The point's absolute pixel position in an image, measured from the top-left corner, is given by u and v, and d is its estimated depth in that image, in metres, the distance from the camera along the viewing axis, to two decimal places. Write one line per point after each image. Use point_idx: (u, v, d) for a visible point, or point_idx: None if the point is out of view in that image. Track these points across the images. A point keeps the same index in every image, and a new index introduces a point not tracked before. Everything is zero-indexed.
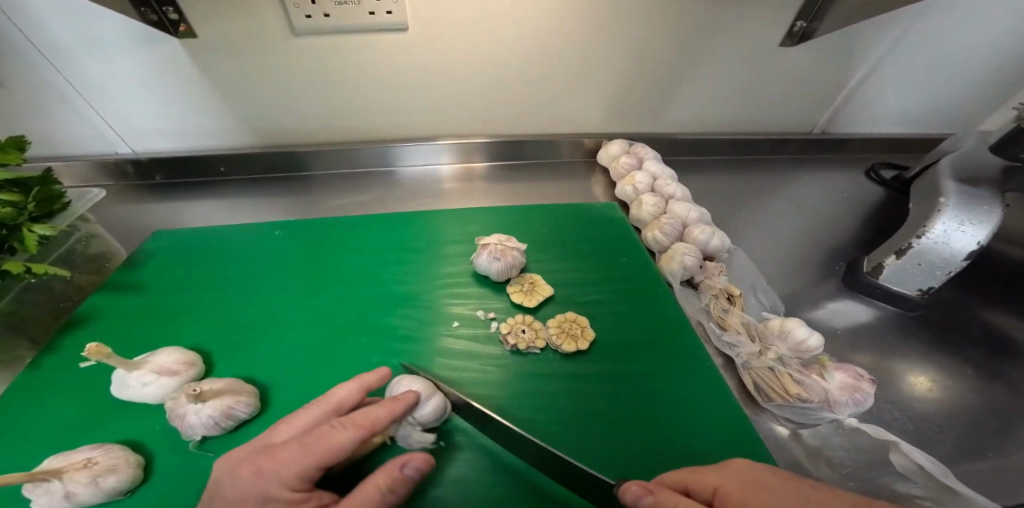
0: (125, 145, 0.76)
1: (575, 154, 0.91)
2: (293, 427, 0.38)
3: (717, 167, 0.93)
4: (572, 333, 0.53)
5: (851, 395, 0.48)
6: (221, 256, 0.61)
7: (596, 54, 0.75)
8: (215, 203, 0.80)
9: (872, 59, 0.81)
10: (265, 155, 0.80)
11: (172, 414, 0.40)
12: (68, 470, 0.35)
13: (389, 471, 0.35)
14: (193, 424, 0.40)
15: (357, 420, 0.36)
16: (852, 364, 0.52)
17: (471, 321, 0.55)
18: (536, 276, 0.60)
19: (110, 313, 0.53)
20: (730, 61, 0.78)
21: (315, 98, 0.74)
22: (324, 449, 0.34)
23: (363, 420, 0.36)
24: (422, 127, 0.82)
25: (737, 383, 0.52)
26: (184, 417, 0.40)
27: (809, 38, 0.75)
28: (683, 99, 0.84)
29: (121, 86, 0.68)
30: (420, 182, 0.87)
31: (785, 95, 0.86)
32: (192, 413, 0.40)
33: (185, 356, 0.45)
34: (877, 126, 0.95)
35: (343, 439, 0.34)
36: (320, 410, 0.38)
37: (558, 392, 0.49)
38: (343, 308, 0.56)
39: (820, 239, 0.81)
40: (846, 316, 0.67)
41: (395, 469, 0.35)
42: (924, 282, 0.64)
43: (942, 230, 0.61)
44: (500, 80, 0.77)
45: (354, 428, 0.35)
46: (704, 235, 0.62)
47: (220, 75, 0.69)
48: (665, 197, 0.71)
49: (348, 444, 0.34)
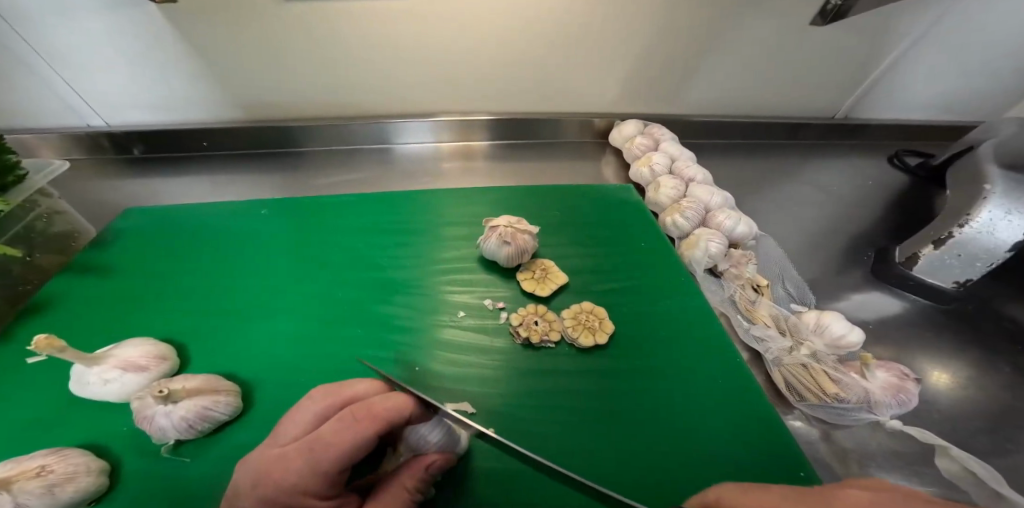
0: (97, 117, 0.69)
1: (585, 134, 0.85)
2: (297, 426, 0.32)
3: (734, 151, 0.89)
4: (589, 325, 0.49)
5: (895, 395, 0.45)
6: (202, 237, 0.56)
7: (614, 27, 0.69)
8: (198, 179, 0.74)
9: (909, 40, 0.76)
10: (251, 130, 0.74)
11: (138, 416, 0.36)
12: (18, 480, 0.31)
13: (412, 472, 0.33)
14: (164, 427, 0.36)
15: (372, 411, 0.31)
16: (894, 362, 0.49)
17: (478, 311, 0.50)
18: (548, 262, 0.55)
19: (74, 300, 0.48)
20: (757, 37, 0.73)
21: (304, 70, 0.68)
22: (336, 453, 0.29)
23: (378, 411, 0.31)
24: (421, 102, 0.76)
25: (766, 379, 0.49)
26: (152, 420, 0.36)
27: (844, 17, 0.70)
28: (704, 78, 0.79)
29: (90, 52, 0.61)
30: (418, 161, 0.81)
31: (811, 77, 0.81)
32: (161, 415, 0.36)
33: (155, 349, 0.40)
34: (903, 112, 0.90)
35: (355, 435, 0.29)
36: (326, 405, 0.33)
37: (576, 389, 0.45)
38: (337, 295, 0.51)
39: (843, 227, 0.77)
40: (874, 308, 0.63)
41: (420, 470, 0.33)
42: (962, 274, 0.62)
43: (987, 219, 0.57)
44: (508, 53, 0.71)
45: (371, 419, 0.30)
46: (729, 221, 0.58)
47: (201, 43, 0.62)
48: (684, 180, 0.66)
49: (365, 438, 0.29)
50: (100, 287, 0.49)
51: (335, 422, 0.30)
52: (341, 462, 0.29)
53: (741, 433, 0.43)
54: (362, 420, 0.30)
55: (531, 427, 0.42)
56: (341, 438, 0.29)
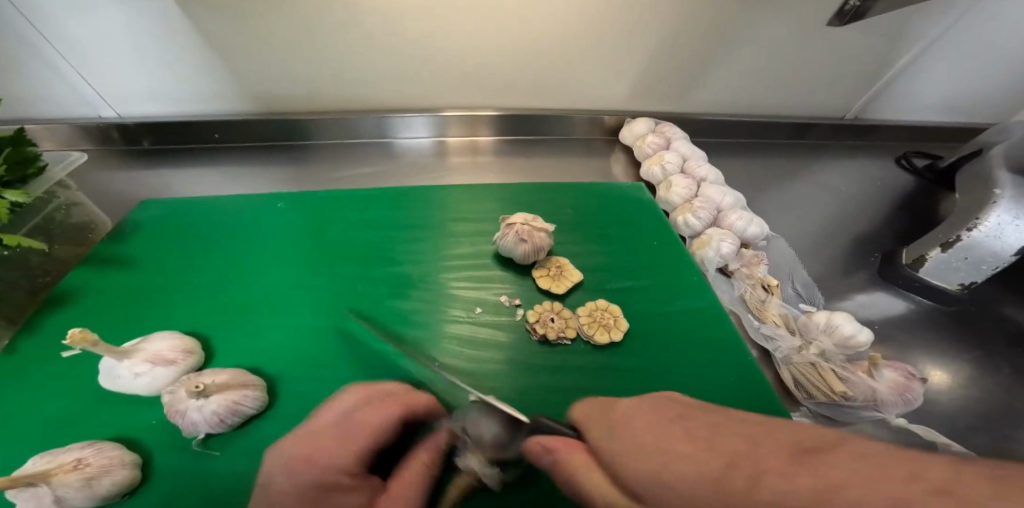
0: (108, 108, 0.69)
1: (593, 131, 0.86)
2: (332, 413, 0.37)
3: (742, 150, 0.89)
4: (604, 322, 0.50)
5: (901, 395, 0.46)
6: (218, 229, 0.56)
7: (629, 26, 0.69)
8: (205, 171, 0.74)
9: (922, 43, 0.76)
10: (261, 123, 0.73)
11: (170, 409, 0.37)
12: (57, 473, 0.32)
13: (435, 447, 0.35)
14: (196, 422, 0.36)
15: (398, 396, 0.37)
16: (901, 363, 0.50)
17: (494, 307, 0.51)
18: (562, 259, 0.56)
19: (95, 292, 0.48)
20: (771, 38, 0.73)
21: (317, 65, 0.68)
22: (368, 429, 0.34)
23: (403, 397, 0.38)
24: (430, 97, 0.76)
25: (775, 377, 0.50)
26: (184, 414, 0.36)
27: (860, 18, 0.70)
28: (716, 77, 0.79)
29: (103, 43, 0.60)
30: (425, 156, 0.81)
31: (822, 77, 0.81)
32: (193, 409, 0.36)
33: (182, 343, 0.41)
34: (910, 114, 0.91)
35: (385, 413, 0.36)
36: (358, 396, 0.39)
37: (594, 386, 0.46)
38: (354, 289, 0.51)
39: (848, 227, 0.77)
40: (878, 308, 0.64)
41: (442, 449, 0.35)
42: (968, 276, 0.63)
43: (995, 223, 0.58)
44: (516, 50, 0.70)
45: (395, 402, 0.37)
46: (741, 222, 0.59)
47: (216, 35, 0.62)
48: (696, 180, 0.67)
49: (392, 417, 0.35)
50: (121, 278, 0.49)
51: (369, 405, 0.37)
52: (374, 438, 0.34)
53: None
54: (391, 403, 0.37)
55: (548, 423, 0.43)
56: (375, 415, 0.35)
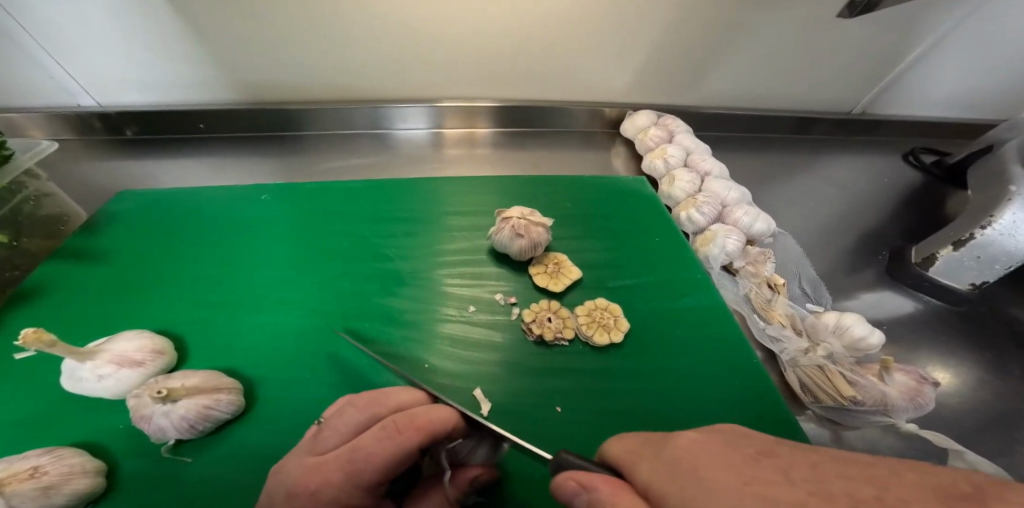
0: (88, 95, 0.66)
1: (594, 123, 0.83)
2: (336, 433, 0.31)
3: (746, 145, 0.87)
4: (603, 322, 0.48)
5: (913, 400, 0.44)
6: (199, 222, 0.53)
7: (632, 13, 0.66)
8: (191, 162, 0.71)
9: (935, 37, 0.74)
10: (249, 112, 0.71)
11: (136, 415, 0.34)
12: (10, 483, 0.29)
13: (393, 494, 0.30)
14: (164, 427, 0.34)
15: (416, 422, 0.29)
16: (915, 366, 0.47)
17: (488, 305, 0.49)
18: (560, 255, 0.54)
19: (65, 288, 0.45)
20: (780, 28, 0.70)
21: (307, 53, 0.65)
22: (383, 464, 0.27)
23: (421, 422, 0.29)
24: (426, 87, 0.73)
25: (780, 379, 0.48)
26: (151, 420, 0.34)
27: (872, 10, 0.67)
28: (721, 69, 0.76)
29: (78, 26, 0.57)
30: (420, 148, 0.78)
31: (831, 70, 0.78)
32: (160, 415, 0.34)
33: (151, 344, 0.39)
34: (919, 109, 0.89)
35: (398, 446, 0.28)
36: (406, 442, 0.28)
37: (595, 390, 0.44)
38: (341, 286, 0.49)
39: (855, 224, 0.75)
40: (885, 308, 0.62)
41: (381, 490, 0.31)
42: (979, 276, 0.61)
43: (1011, 221, 0.56)
44: (516, 38, 0.68)
45: (415, 431, 0.29)
46: (747, 218, 0.56)
47: (199, 20, 0.59)
48: (700, 174, 0.64)
49: (410, 451, 0.28)
50: (95, 274, 0.47)
51: (379, 430, 0.29)
52: (387, 475, 0.28)
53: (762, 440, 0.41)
54: (408, 431, 0.29)
55: (543, 427, 0.41)
56: (386, 451, 0.28)
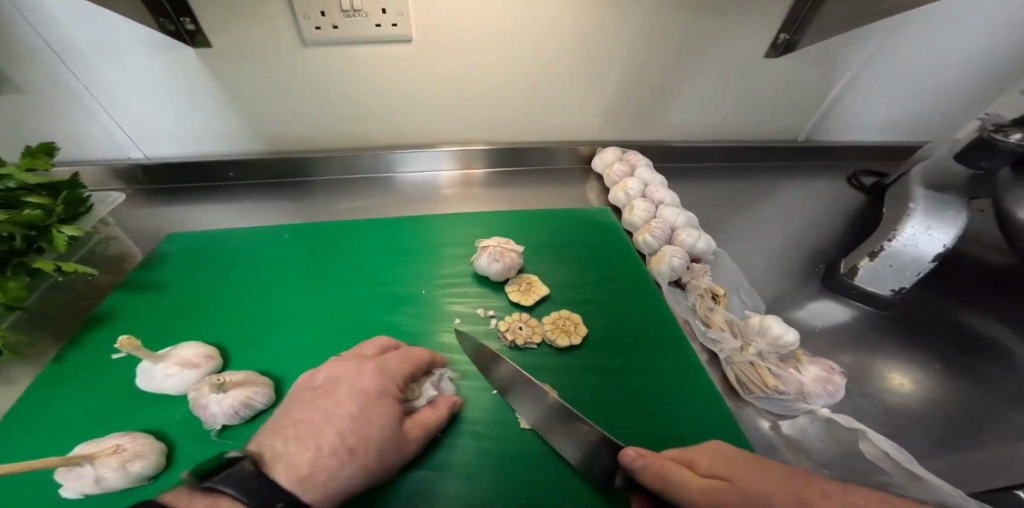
0: (138, 149, 0.79)
1: (572, 161, 0.95)
2: (370, 349, 0.48)
3: (707, 174, 0.98)
4: (565, 328, 0.57)
5: (823, 386, 0.51)
6: (232, 257, 0.64)
7: (591, 67, 0.79)
8: (222, 207, 0.83)
9: (851, 72, 0.86)
10: (273, 161, 0.83)
11: (195, 403, 0.44)
12: (99, 455, 0.39)
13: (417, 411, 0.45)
14: (215, 413, 0.43)
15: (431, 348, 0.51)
16: (825, 358, 0.55)
17: (472, 318, 0.58)
18: (532, 276, 0.63)
19: (127, 311, 0.56)
20: (719, 73, 0.83)
21: (322, 109, 0.78)
22: (417, 357, 0.47)
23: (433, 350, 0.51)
24: (427, 136, 0.86)
25: (721, 378, 0.55)
26: (206, 406, 0.43)
27: (791, 50, 0.80)
28: (676, 107, 0.88)
29: (137, 93, 0.71)
30: (422, 187, 0.90)
31: (771, 104, 0.90)
32: (214, 402, 0.43)
33: (205, 350, 0.48)
34: (857, 135, 1.00)
35: (427, 352, 0.49)
36: (430, 352, 0.49)
37: (563, 384, 0.52)
38: (350, 306, 0.59)
39: (803, 243, 0.85)
40: (825, 317, 0.70)
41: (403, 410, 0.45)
42: (897, 282, 0.69)
43: (911, 233, 0.66)
44: (496, 88, 0.80)
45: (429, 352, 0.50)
46: (691, 238, 0.65)
47: (231, 84, 0.72)
48: (655, 203, 0.75)
49: (430, 358, 0.49)
50: (151, 301, 0.57)
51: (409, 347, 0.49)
52: (417, 366, 0.46)
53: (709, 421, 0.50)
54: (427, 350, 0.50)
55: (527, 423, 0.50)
56: (420, 353, 0.48)
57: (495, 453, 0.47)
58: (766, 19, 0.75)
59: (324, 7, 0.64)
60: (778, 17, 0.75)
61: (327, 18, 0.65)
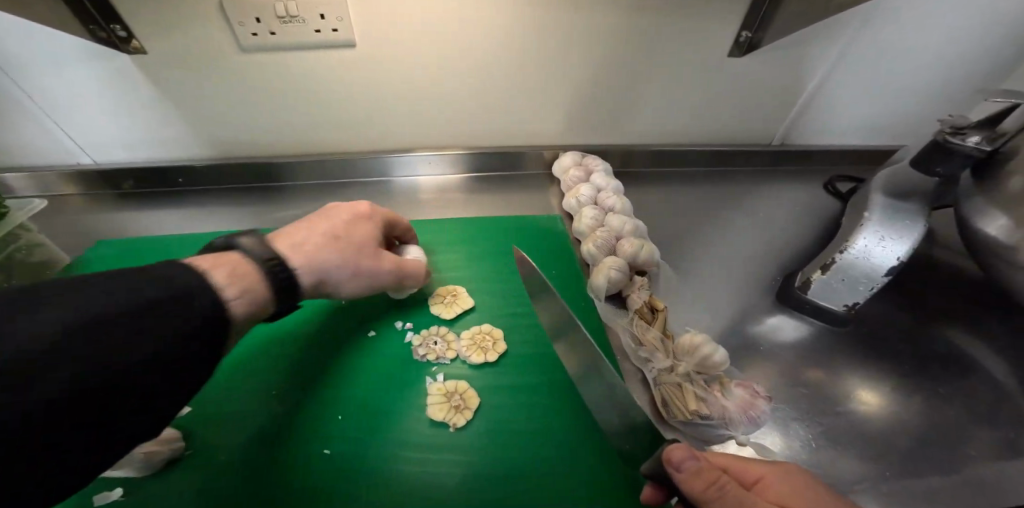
0: (89, 156, 0.79)
1: (539, 165, 0.92)
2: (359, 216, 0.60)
3: (681, 179, 0.95)
4: (483, 345, 0.59)
5: (746, 412, 0.47)
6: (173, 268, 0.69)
7: (548, 68, 0.77)
8: (177, 212, 0.82)
9: (822, 73, 0.82)
10: (230, 166, 0.82)
11: None
12: None
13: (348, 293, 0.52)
14: None
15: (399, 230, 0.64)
16: (752, 381, 0.51)
17: (396, 334, 0.61)
18: (458, 287, 0.65)
19: None
20: (680, 75, 0.80)
21: (275, 115, 0.77)
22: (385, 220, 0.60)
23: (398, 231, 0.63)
24: (394, 140, 0.85)
25: (649, 402, 0.51)
26: None
27: (756, 49, 0.76)
28: (641, 110, 0.85)
29: (78, 101, 0.70)
30: (392, 193, 0.88)
31: (742, 106, 0.87)
32: None
33: None
34: (836, 139, 0.96)
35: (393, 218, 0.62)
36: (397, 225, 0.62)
37: (495, 403, 0.55)
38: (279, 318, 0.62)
39: (771, 253, 0.81)
40: (782, 332, 0.66)
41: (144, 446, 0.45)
42: (850, 297, 0.64)
43: (863, 245, 0.61)
44: (449, 92, 0.78)
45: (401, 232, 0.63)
46: (633, 248, 0.62)
47: (174, 91, 0.71)
48: (605, 210, 0.72)
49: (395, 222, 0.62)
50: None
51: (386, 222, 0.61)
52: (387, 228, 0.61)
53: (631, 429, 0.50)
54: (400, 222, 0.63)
55: (482, 439, 0.51)
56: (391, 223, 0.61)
57: (453, 472, 0.49)
58: (725, 17, 0.71)
59: (258, 13, 0.62)
60: (738, 16, 0.71)
61: (263, 24, 0.63)
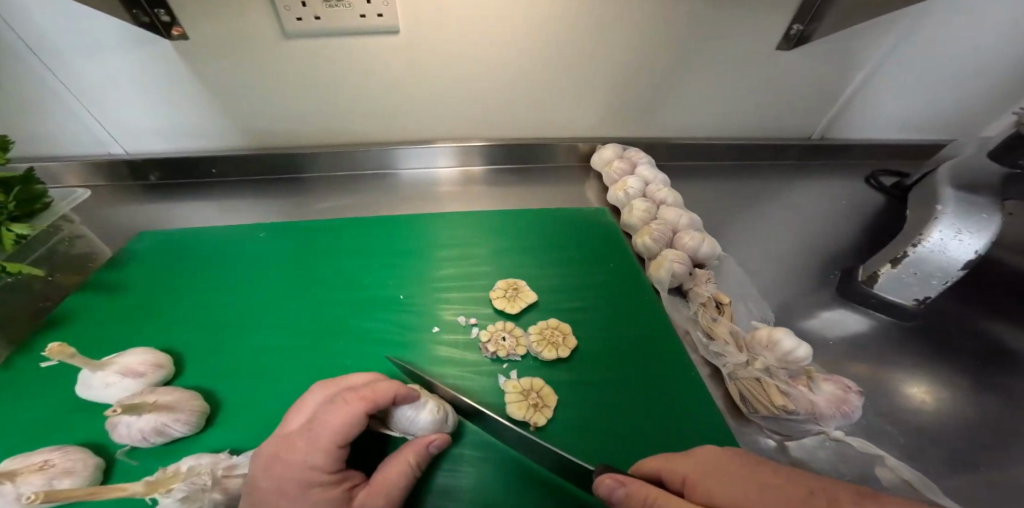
0: (118, 146, 0.76)
1: (572, 158, 0.90)
2: (305, 410, 0.40)
3: (716, 173, 0.93)
4: (553, 340, 0.55)
5: (837, 407, 0.46)
6: (219, 260, 0.68)
7: (591, 58, 0.74)
8: (203, 203, 0.79)
9: (871, 65, 0.80)
10: (259, 157, 0.79)
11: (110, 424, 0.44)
12: (23, 473, 0.39)
13: (414, 449, 0.41)
14: (125, 434, 0.44)
15: (364, 394, 0.40)
16: (839, 375, 0.50)
17: (453, 327, 0.58)
18: (519, 281, 0.63)
19: (84, 317, 0.59)
20: (725, 66, 0.78)
21: (308, 105, 0.74)
22: (336, 427, 0.37)
23: (369, 394, 0.40)
24: (426, 131, 0.82)
25: (722, 395, 0.51)
26: (118, 427, 0.44)
27: (807, 42, 0.74)
28: (680, 102, 0.83)
29: (111, 88, 0.68)
30: (421, 185, 0.86)
31: (784, 99, 0.85)
32: (124, 424, 0.44)
33: (152, 358, 0.50)
34: (876, 133, 0.94)
35: (350, 411, 0.38)
36: (355, 406, 0.38)
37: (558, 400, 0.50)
38: (328, 310, 0.60)
39: (817, 246, 0.79)
40: (840, 326, 0.65)
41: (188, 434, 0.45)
42: (921, 291, 0.64)
43: (939, 238, 0.61)
44: (489, 82, 0.75)
45: (359, 398, 0.39)
46: (694, 242, 0.61)
47: (209, 79, 0.68)
48: (656, 203, 0.70)
49: (353, 414, 0.38)
50: (133, 319, 0.59)
51: (332, 405, 0.39)
52: (341, 437, 0.37)
53: (678, 438, 0.47)
54: (357, 400, 0.39)
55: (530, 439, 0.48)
56: (339, 417, 0.38)
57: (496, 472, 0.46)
58: (779, 7, 0.69)
59: None
60: (792, 6, 0.69)
61: (308, 8, 0.61)
